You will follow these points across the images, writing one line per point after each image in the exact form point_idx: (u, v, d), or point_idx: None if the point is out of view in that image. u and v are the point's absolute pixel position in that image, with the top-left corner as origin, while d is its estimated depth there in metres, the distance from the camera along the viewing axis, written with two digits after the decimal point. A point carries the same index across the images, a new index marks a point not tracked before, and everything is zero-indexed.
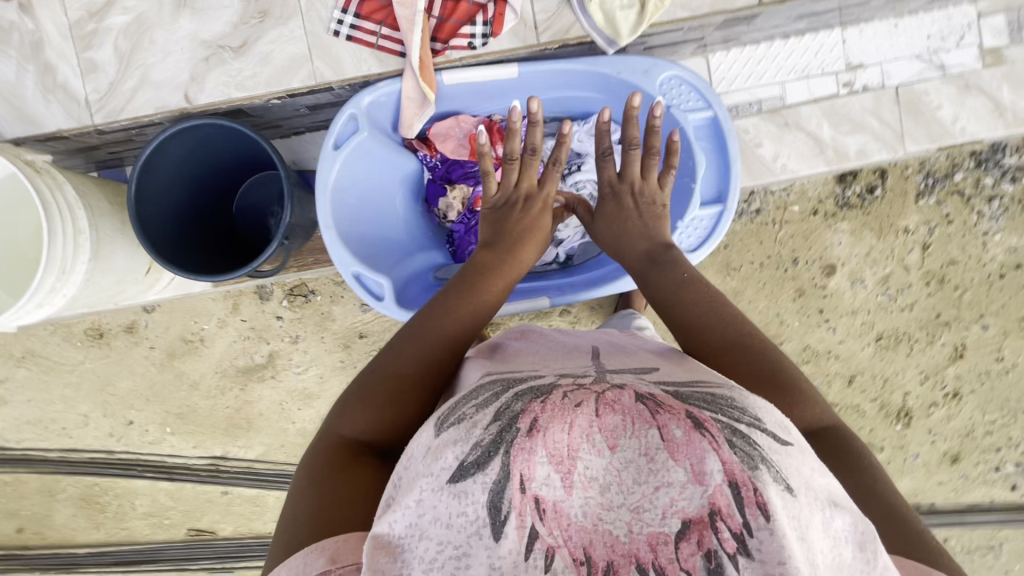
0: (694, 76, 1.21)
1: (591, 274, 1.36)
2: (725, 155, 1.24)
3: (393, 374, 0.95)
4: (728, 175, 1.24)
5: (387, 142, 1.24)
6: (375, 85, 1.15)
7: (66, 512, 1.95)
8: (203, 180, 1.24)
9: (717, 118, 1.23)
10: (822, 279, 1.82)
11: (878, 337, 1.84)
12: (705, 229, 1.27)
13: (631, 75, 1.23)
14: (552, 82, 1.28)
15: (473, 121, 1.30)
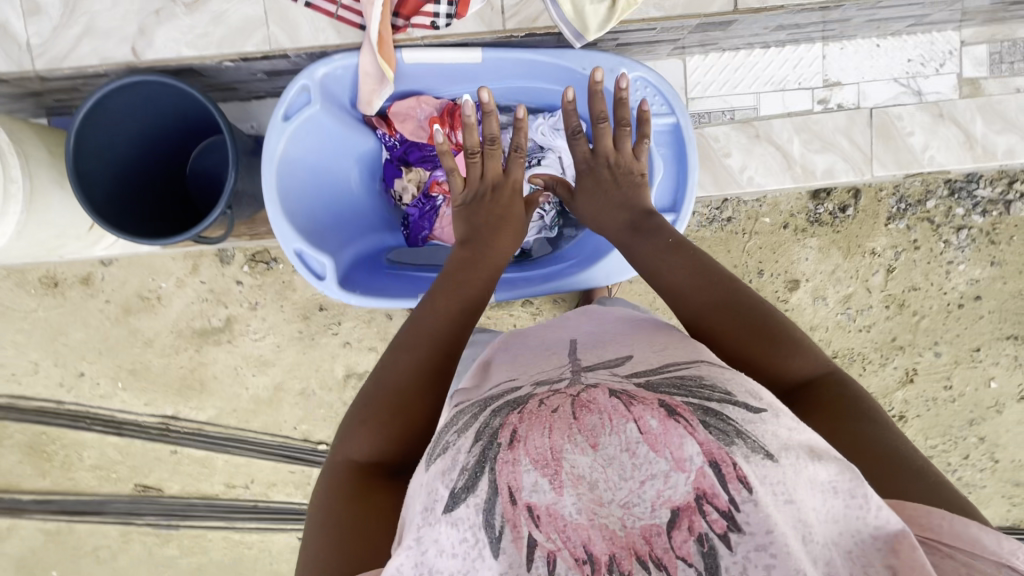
0: (660, 81, 1.20)
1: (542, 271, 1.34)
2: (683, 164, 1.23)
3: (397, 393, 0.90)
4: (684, 186, 1.24)
5: (345, 118, 1.23)
6: (330, 57, 1.11)
7: (11, 459, 1.94)
8: (149, 141, 1.21)
9: (679, 125, 1.22)
10: (785, 293, 1.83)
11: (832, 355, 1.86)
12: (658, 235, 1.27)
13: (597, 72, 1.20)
14: (519, 71, 1.25)
15: (436, 104, 1.28)
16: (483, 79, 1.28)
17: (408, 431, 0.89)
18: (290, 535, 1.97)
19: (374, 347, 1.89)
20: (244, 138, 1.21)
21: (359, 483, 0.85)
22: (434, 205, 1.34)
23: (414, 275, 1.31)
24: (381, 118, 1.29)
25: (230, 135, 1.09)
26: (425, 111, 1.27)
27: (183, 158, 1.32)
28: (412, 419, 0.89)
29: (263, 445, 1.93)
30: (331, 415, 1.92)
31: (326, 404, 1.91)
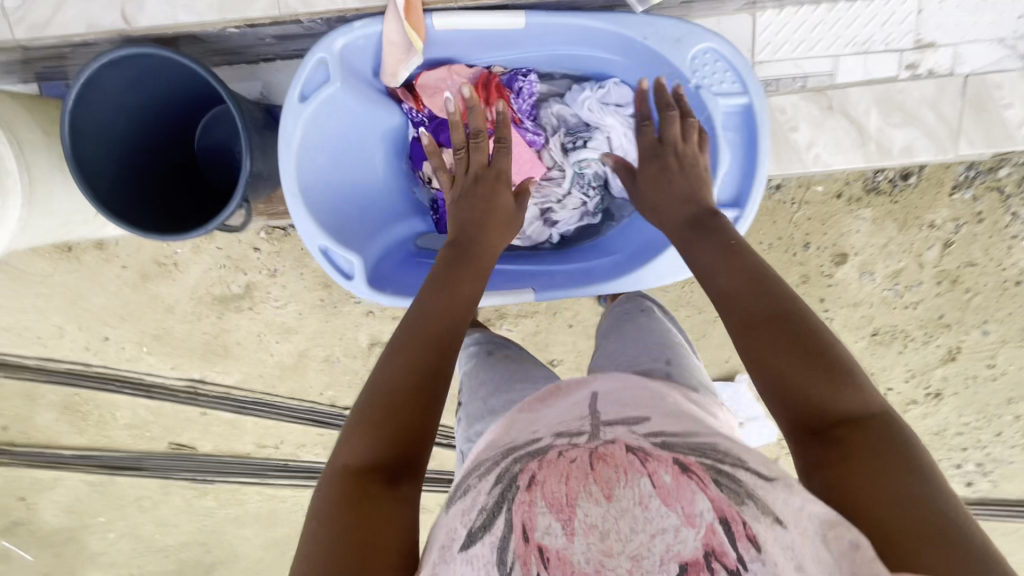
0: (733, 56, 1.07)
1: (581, 269, 1.29)
2: (750, 154, 1.12)
3: (390, 397, 0.88)
4: (748, 180, 1.13)
5: (373, 92, 1.14)
6: (350, 25, 1.01)
7: (48, 416, 2.00)
8: (144, 118, 1.11)
9: (748, 109, 1.10)
10: (830, 267, 1.72)
11: (873, 332, 1.78)
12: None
13: (660, 42, 1.08)
14: (569, 37, 1.14)
15: (470, 76, 1.19)
16: (527, 44, 1.16)
17: (401, 437, 0.86)
18: None
19: (397, 316, 1.84)
20: (254, 110, 1.10)
21: (353, 490, 0.81)
22: None
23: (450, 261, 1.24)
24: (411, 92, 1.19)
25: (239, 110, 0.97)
26: (457, 84, 1.17)
27: (190, 135, 1.24)
28: (407, 423, 0.86)
29: (290, 408, 1.95)
30: (356, 382, 1.92)
31: (350, 371, 1.90)
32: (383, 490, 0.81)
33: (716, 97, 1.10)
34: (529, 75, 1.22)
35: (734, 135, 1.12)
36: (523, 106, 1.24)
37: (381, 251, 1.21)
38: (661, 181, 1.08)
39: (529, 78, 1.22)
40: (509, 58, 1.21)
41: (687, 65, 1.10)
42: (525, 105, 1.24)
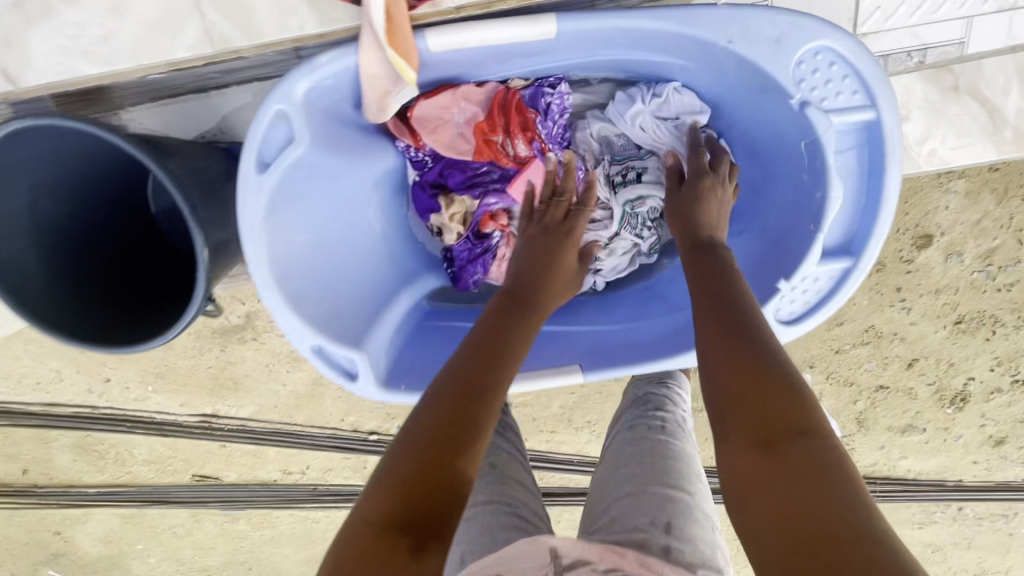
0: (861, 60, 0.90)
1: (616, 339, 1.15)
2: (875, 179, 0.96)
3: (436, 445, 0.72)
4: (871, 215, 0.97)
5: (353, 141, 1.00)
6: (313, 61, 0.84)
7: (65, 457, 1.92)
8: (68, 191, 0.96)
9: (874, 126, 0.94)
10: (912, 252, 1.46)
11: (957, 320, 1.55)
12: (823, 291, 1.01)
13: (755, 45, 0.93)
14: (631, 40, 0.97)
15: (483, 101, 1.04)
16: (568, 53, 0.99)
17: (435, 495, 0.68)
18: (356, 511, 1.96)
19: None
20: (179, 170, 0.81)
21: (375, 546, 0.64)
22: (491, 245, 1.15)
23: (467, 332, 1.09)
24: (412, 125, 1.05)
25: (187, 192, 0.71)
26: (467, 113, 1.04)
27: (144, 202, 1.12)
28: (447, 482, 0.69)
29: (311, 434, 1.84)
30: (378, 407, 1.78)
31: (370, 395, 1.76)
32: (409, 555, 0.63)
33: (831, 113, 0.94)
34: (559, 85, 1.06)
35: (854, 156, 0.97)
36: (551, 127, 1.09)
37: (388, 331, 1.07)
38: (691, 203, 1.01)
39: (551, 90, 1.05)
40: (536, 66, 1.02)
41: (795, 73, 0.93)
42: (554, 125, 1.09)
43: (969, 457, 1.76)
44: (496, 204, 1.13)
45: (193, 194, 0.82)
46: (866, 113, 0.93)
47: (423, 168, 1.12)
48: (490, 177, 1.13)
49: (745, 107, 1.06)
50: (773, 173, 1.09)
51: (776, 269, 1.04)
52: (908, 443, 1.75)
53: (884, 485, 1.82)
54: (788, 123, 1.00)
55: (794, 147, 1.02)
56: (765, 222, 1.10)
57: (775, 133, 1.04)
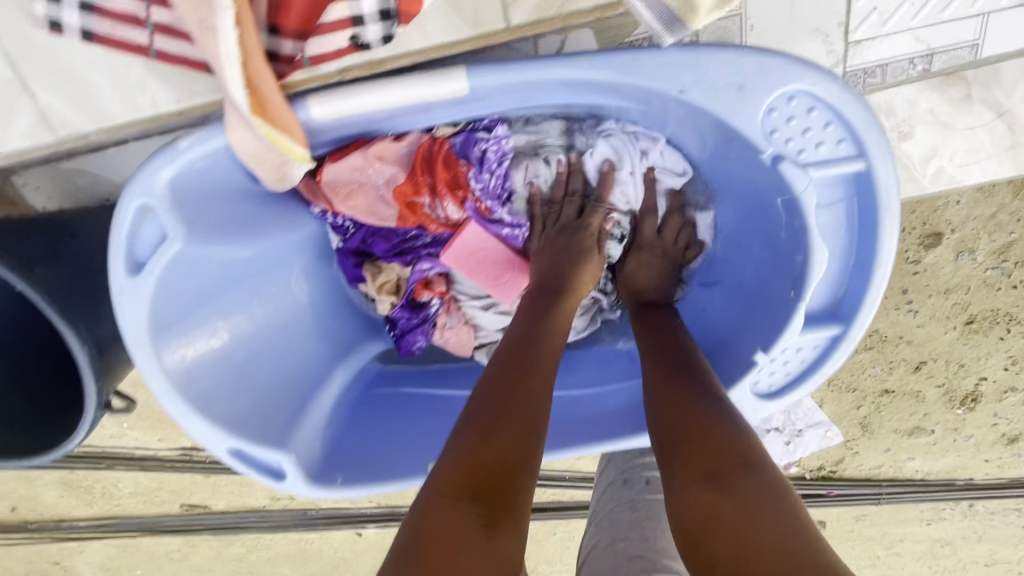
0: (843, 104, 0.52)
1: (588, 412, 0.78)
2: (862, 236, 0.58)
3: (513, 407, 0.52)
4: (860, 277, 0.60)
5: (258, 213, 0.65)
6: (169, 145, 0.52)
7: (52, 493, 1.85)
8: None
9: (862, 180, 0.56)
10: (921, 254, 1.18)
11: (974, 321, 1.25)
12: (804, 365, 0.65)
13: (711, 97, 0.53)
14: (562, 90, 0.56)
15: (403, 158, 0.64)
16: (506, 100, 0.57)
17: (510, 472, 0.48)
18: (349, 530, 1.91)
19: None
20: (50, 275, 0.63)
21: (445, 518, 0.43)
22: (430, 314, 0.77)
23: (413, 395, 0.80)
24: (320, 190, 0.65)
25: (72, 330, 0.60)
26: (383, 175, 0.64)
27: None
28: (527, 452, 0.50)
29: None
30: None
31: None
32: (481, 532, 0.43)
33: (809, 168, 0.55)
34: (496, 127, 0.66)
35: (841, 211, 0.58)
36: (489, 178, 0.68)
37: None
38: (631, 271, 0.74)
39: (494, 133, 0.65)
40: None
41: (764, 124, 0.53)
42: (492, 179, 0.68)
43: (979, 457, 1.42)
44: (429, 271, 0.75)
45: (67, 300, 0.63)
46: (851, 167, 0.54)
47: (346, 235, 0.72)
48: (420, 244, 0.73)
49: (709, 158, 0.67)
50: (748, 234, 0.68)
51: (746, 337, 0.67)
52: (915, 445, 1.42)
53: (894, 488, 1.46)
54: (753, 172, 0.61)
55: (767, 201, 0.62)
56: (740, 278, 0.70)
57: (745, 182, 0.64)
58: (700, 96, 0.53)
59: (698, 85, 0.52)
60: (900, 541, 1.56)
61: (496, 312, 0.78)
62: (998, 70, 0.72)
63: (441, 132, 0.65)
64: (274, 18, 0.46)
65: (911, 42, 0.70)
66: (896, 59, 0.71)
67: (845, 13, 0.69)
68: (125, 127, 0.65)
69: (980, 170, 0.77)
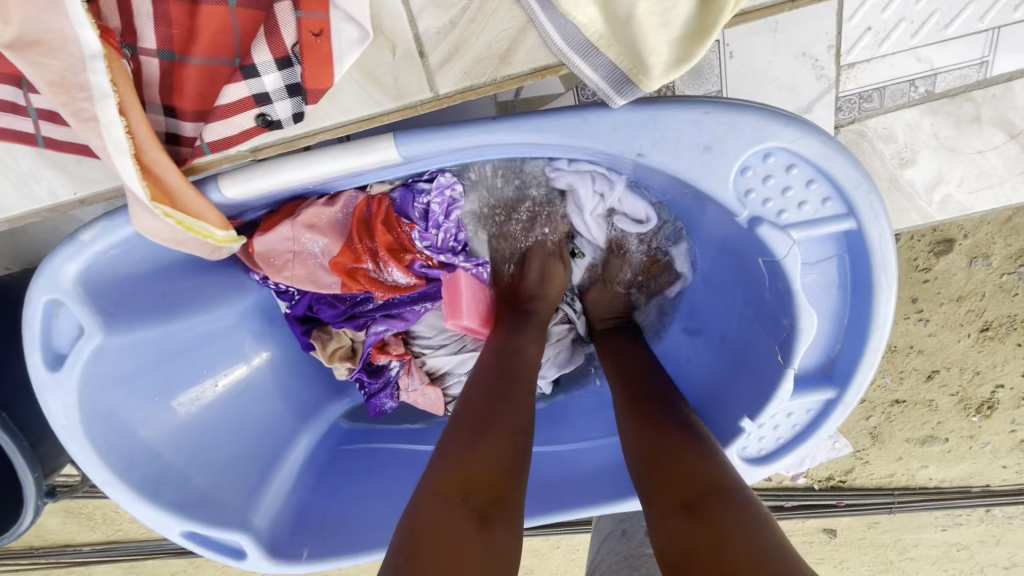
0: (825, 160, 0.45)
1: (572, 471, 0.71)
2: (855, 296, 0.52)
3: (507, 410, 0.50)
4: (854, 338, 0.53)
5: (194, 287, 0.60)
6: (70, 240, 0.48)
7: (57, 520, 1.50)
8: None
9: (851, 238, 0.49)
10: (929, 259, 1.03)
11: (986, 327, 1.09)
12: (798, 429, 0.58)
13: (675, 160, 0.47)
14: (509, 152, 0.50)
15: (339, 225, 0.59)
16: (450, 161, 0.51)
17: (502, 473, 0.45)
18: None
19: None
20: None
21: (438, 510, 0.42)
22: (390, 378, 0.72)
23: (387, 454, 0.74)
24: (252, 259, 0.61)
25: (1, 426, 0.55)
26: (319, 244, 0.59)
27: None
28: (520, 459, 0.47)
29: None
30: None
31: None
32: (471, 526, 0.41)
33: (791, 230, 0.48)
34: (436, 177, 0.59)
35: (831, 268, 0.52)
36: (436, 237, 0.62)
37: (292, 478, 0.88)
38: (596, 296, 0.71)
39: (435, 184, 0.59)
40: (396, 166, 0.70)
41: (737, 187, 0.47)
42: (440, 233, 0.62)
43: (994, 463, 1.25)
44: (387, 332, 0.69)
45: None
46: (840, 227, 0.48)
47: (291, 301, 0.67)
48: (370, 306, 0.67)
49: (685, 206, 0.60)
50: (732, 288, 0.62)
51: (732, 398, 0.60)
52: (928, 454, 1.24)
53: (904, 496, 1.30)
54: (729, 227, 0.54)
55: (747, 258, 0.56)
56: (725, 331, 0.64)
57: (724, 235, 0.57)
58: (663, 159, 0.47)
59: (658, 146, 0.46)
60: (907, 540, 1.38)
61: (468, 352, 0.72)
62: (1010, 89, 0.65)
63: (378, 188, 0.60)
64: (171, 100, 0.45)
65: (912, 62, 0.63)
66: (894, 81, 0.64)
67: (835, 33, 0.61)
68: (25, 214, 0.56)
69: (992, 196, 0.70)
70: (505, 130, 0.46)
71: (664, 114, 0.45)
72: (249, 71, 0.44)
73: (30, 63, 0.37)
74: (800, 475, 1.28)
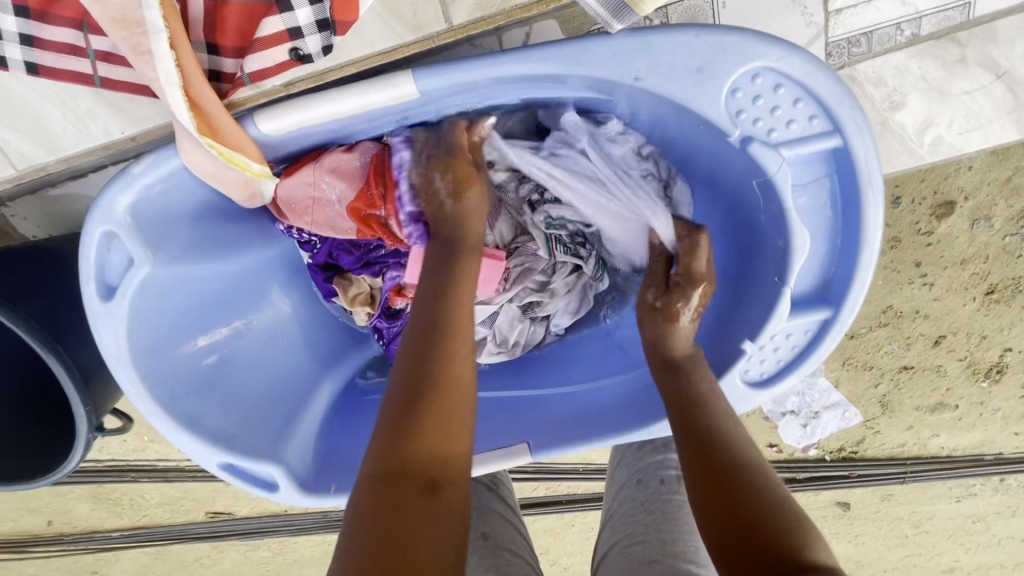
0: (810, 77, 0.50)
1: (583, 410, 0.74)
2: (845, 216, 0.55)
3: (446, 378, 0.51)
4: (847, 257, 0.57)
5: (226, 232, 0.64)
6: (122, 173, 0.53)
7: (82, 507, 1.49)
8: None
9: (838, 156, 0.53)
10: (932, 224, 1.01)
11: (990, 290, 1.07)
12: (797, 351, 0.61)
13: (668, 82, 0.52)
14: (525, 86, 0.56)
15: (356, 171, 0.63)
16: (468, 98, 0.57)
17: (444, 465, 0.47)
18: None
19: None
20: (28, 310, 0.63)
21: (389, 480, 0.45)
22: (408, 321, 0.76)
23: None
24: (276, 209, 0.65)
25: (58, 357, 0.60)
26: (335, 191, 0.63)
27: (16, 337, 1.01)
28: (456, 437, 0.50)
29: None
30: None
31: None
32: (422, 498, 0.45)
33: (781, 148, 0.53)
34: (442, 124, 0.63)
35: (823, 189, 0.56)
36: None
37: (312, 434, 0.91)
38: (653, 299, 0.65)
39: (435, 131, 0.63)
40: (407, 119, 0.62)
41: (727, 106, 0.52)
42: None
43: (1007, 430, 1.25)
44: (401, 279, 0.73)
45: (50, 331, 0.63)
46: (826, 144, 0.52)
47: (313, 251, 0.72)
48: (384, 252, 0.72)
49: (685, 144, 0.64)
50: (730, 221, 0.66)
51: (735, 325, 0.64)
52: (939, 422, 1.24)
53: (916, 465, 1.31)
54: (724, 156, 0.59)
55: (741, 185, 0.60)
56: (726, 265, 0.68)
57: (719, 165, 0.61)
58: (657, 82, 0.52)
59: (654, 70, 0.52)
60: (922, 513, 1.38)
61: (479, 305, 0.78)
62: (992, 30, 0.68)
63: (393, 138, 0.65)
64: (214, 38, 0.50)
65: (896, 6, 0.67)
66: (881, 26, 0.68)
67: None
68: (83, 153, 0.64)
69: (982, 135, 0.73)
70: (513, 62, 0.52)
71: (657, 39, 0.51)
72: (284, 5, 0.48)
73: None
74: (812, 446, 1.30)
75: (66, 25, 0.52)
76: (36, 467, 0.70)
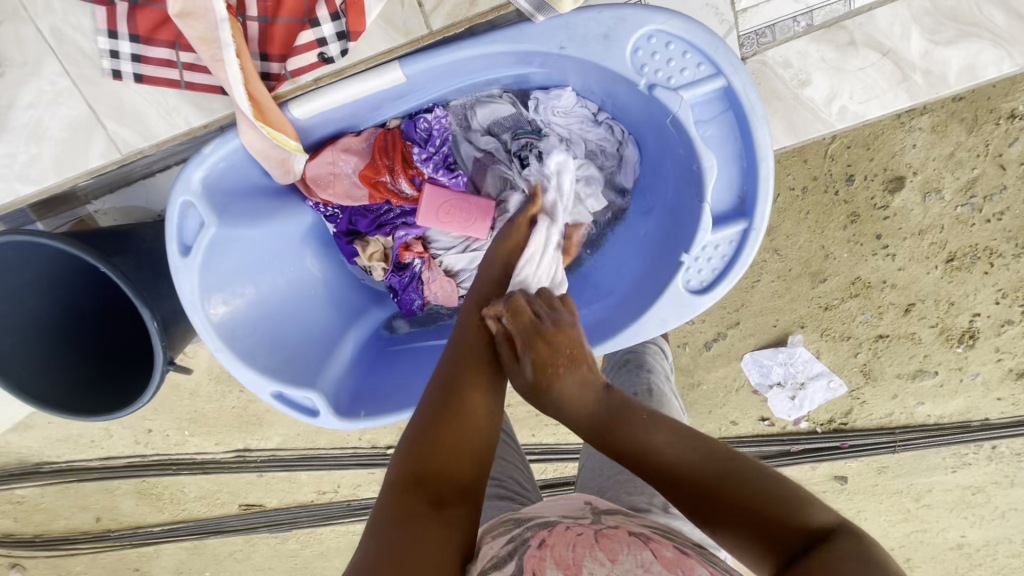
0: (688, 33, 0.66)
1: None
2: (742, 140, 0.70)
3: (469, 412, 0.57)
4: (752, 175, 0.71)
5: (269, 204, 0.83)
6: (199, 154, 0.71)
7: (128, 504, 1.45)
8: (14, 287, 0.82)
9: (727, 93, 0.68)
10: (885, 197, 1.01)
11: (952, 258, 1.05)
12: (726, 258, 0.75)
13: (585, 48, 0.70)
14: (483, 62, 0.74)
15: (365, 151, 0.81)
16: (448, 77, 0.76)
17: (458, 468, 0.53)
18: None
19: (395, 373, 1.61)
20: (123, 263, 0.81)
21: (403, 491, 0.50)
22: (415, 272, 0.93)
23: (423, 347, 0.94)
24: (305, 186, 0.83)
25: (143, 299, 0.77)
26: (350, 164, 0.81)
27: None
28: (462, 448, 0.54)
29: (313, 482, 1.40)
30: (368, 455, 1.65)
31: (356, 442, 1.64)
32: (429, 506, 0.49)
33: (679, 91, 0.69)
34: (434, 109, 0.82)
35: (723, 121, 0.70)
36: (432, 154, 0.84)
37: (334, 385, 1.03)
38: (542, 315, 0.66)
39: (433, 114, 0.82)
40: (404, 108, 0.82)
41: (633, 61, 0.70)
42: (438, 151, 0.85)
43: (989, 396, 1.17)
44: (406, 237, 0.91)
45: (138, 281, 0.82)
46: (713, 84, 0.68)
47: (337, 221, 0.90)
48: (392, 215, 0.90)
49: (624, 105, 0.80)
50: (666, 167, 0.80)
51: (674, 244, 0.78)
52: (922, 390, 1.17)
53: (907, 435, 1.22)
54: (646, 105, 0.75)
55: (663, 128, 0.76)
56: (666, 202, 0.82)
57: (645, 118, 0.78)
58: (576, 47, 0.70)
59: (572, 40, 0.70)
60: (934, 506, 1.29)
61: (472, 250, 0.92)
62: (872, 16, 0.85)
63: (393, 124, 0.84)
64: (264, 48, 0.71)
65: (790, 3, 0.85)
66: (781, 19, 0.85)
67: None
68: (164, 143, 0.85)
69: (879, 103, 0.89)
70: (471, 45, 0.70)
71: (571, 17, 0.68)
72: (314, 22, 0.70)
73: (187, 25, 0.64)
74: (802, 419, 1.22)
75: (163, 46, 0.78)
76: (112, 406, 0.87)
